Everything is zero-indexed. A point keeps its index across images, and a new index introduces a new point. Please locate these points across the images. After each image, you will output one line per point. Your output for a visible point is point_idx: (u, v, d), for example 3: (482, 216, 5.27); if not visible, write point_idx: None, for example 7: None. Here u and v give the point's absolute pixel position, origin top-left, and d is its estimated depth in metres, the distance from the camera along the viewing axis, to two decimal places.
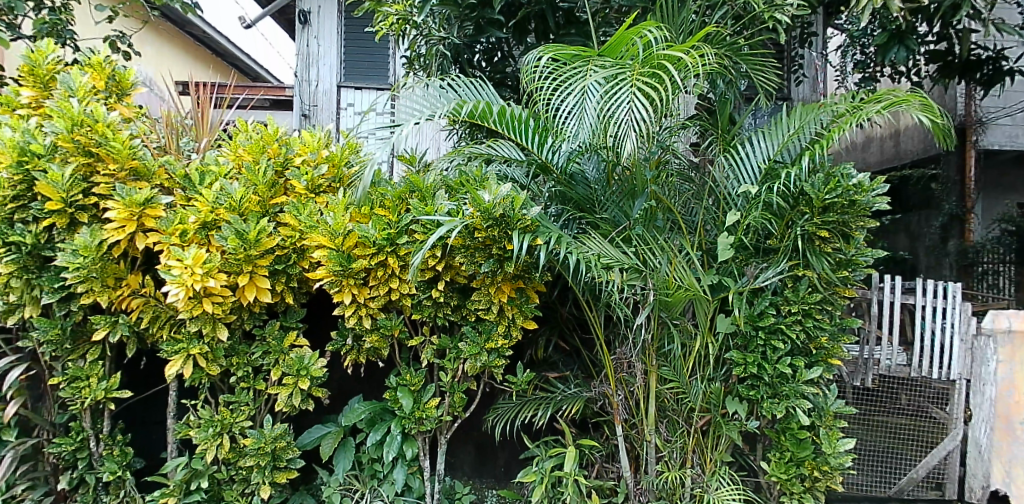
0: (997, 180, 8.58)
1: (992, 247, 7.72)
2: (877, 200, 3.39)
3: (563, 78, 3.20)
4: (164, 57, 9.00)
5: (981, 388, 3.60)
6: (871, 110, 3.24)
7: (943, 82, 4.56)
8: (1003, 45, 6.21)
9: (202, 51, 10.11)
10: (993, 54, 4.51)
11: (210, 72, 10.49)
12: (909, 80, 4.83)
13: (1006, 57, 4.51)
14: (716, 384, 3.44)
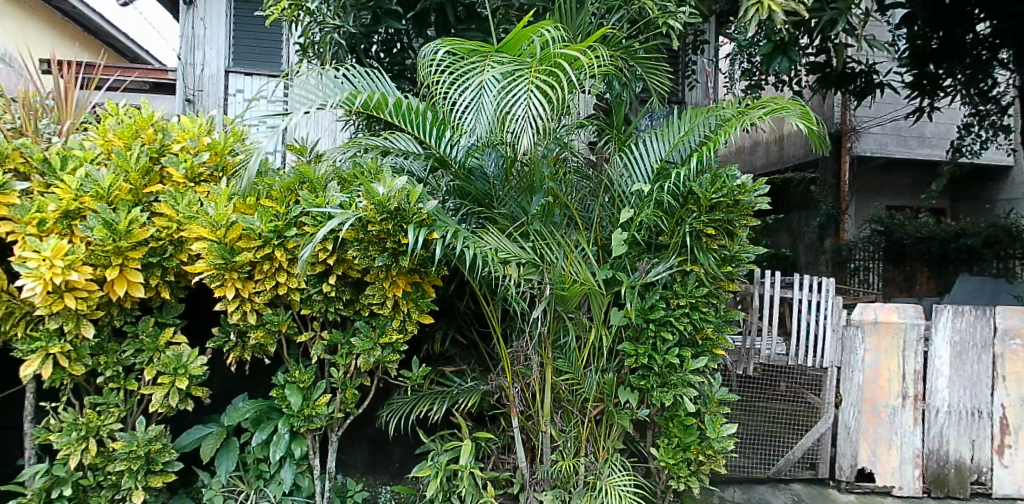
0: (868, 183, 9.37)
1: (864, 245, 8.41)
2: (758, 201, 3.58)
3: (459, 72, 3.20)
4: (25, 32, 8.45)
5: (850, 375, 3.91)
6: (755, 116, 3.43)
7: (822, 92, 4.83)
8: (876, 59, 6.76)
9: (72, 27, 9.46)
10: (866, 67, 4.84)
11: (77, 49, 9.74)
12: (792, 89, 5.10)
13: (877, 70, 4.84)
14: (608, 375, 3.57)
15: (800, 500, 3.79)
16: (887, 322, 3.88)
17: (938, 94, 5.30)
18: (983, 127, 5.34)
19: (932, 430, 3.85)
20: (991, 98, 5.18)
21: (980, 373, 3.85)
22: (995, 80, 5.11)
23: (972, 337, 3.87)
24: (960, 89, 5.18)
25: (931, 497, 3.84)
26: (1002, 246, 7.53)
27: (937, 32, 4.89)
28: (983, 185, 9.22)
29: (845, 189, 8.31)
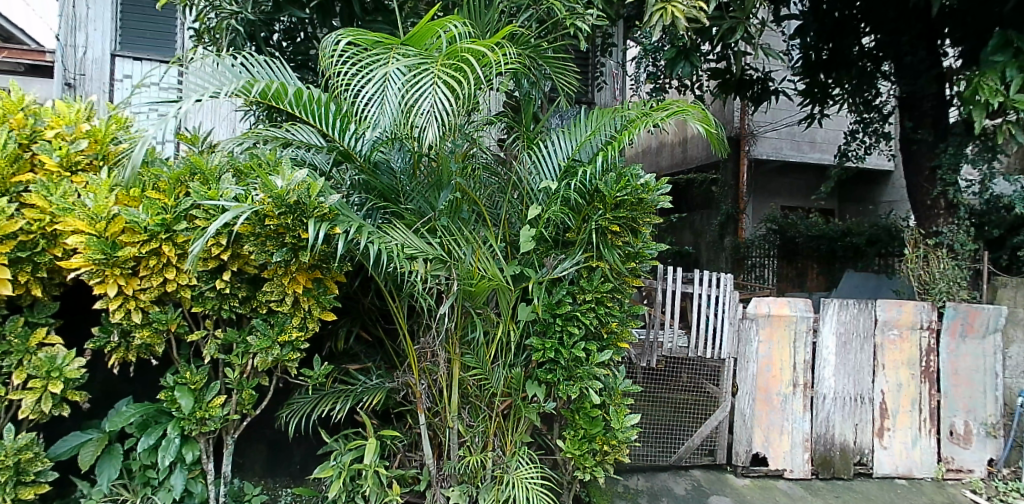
0: (765, 184, 9.90)
1: (760, 243, 8.80)
2: (661, 199, 3.67)
3: (363, 64, 3.15)
4: None
5: (746, 365, 4.11)
6: (658, 117, 3.56)
7: (723, 97, 5.07)
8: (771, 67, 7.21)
9: None
10: (763, 74, 5.09)
11: None
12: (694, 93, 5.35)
13: (772, 78, 5.12)
14: (516, 369, 3.63)
15: (699, 486, 3.97)
16: (779, 315, 4.11)
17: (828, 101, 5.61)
18: (868, 134, 5.63)
19: (820, 415, 4.12)
20: (875, 107, 5.50)
21: (862, 361, 4.16)
22: (877, 91, 5.43)
23: (856, 329, 4.17)
24: (847, 97, 5.43)
25: (819, 478, 4.11)
26: (881, 245, 7.19)
27: (826, 44, 5.27)
28: (871, 188, 9.80)
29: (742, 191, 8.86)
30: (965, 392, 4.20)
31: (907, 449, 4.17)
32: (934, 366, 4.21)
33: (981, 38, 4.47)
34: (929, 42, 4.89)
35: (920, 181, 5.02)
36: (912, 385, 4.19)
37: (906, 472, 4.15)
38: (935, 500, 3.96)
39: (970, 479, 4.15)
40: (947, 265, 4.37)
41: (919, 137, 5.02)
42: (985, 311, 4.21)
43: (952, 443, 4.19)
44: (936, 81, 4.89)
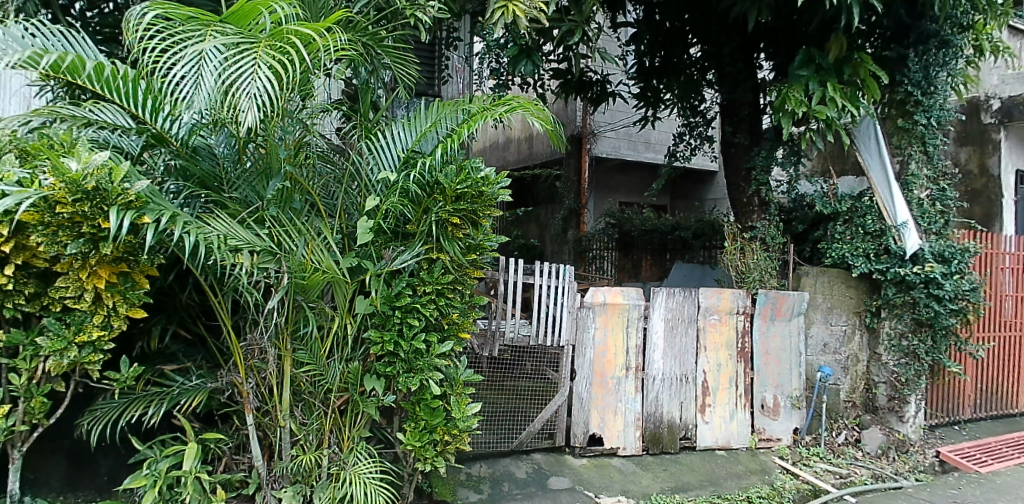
0: (605, 181, 10.29)
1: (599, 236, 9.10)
2: (501, 192, 3.72)
3: (176, 39, 2.95)
4: None
5: (583, 351, 4.32)
6: (498, 112, 3.70)
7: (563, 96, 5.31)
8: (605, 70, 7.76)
9: None
10: (601, 77, 5.34)
11: None
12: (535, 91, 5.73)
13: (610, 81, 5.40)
14: (353, 363, 3.60)
15: (538, 468, 4.12)
16: (613, 303, 4.36)
17: (659, 105, 6.09)
18: (693, 136, 6.21)
19: (650, 395, 4.43)
20: (699, 113, 6.06)
21: (687, 345, 4.51)
22: (702, 99, 5.98)
23: (681, 314, 4.51)
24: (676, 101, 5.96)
25: (649, 453, 4.41)
26: (706, 238, 7.69)
27: (659, 52, 5.73)
28: (697, 187, 10.69)
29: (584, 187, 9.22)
30: (774, 369, 4.68)
31: (726, 422, 4.57)
32: (748, 347, 4.65)
33: (788, 55, 5.06)
34: (747, 56, 5.32)
35: (738, 181, 5.43)
36: (730, 365, 4.59)
37: (725, 444, 4.55)
38: (749, 468, 4.39)
39: (778, 446, 4.64)
40: (760, 256, 4.85)
41: (737, 141, 5.45)
42: (791, 296, 4.69)
43: (763, 415, 4.67)
44: (751, 91, 5.35)
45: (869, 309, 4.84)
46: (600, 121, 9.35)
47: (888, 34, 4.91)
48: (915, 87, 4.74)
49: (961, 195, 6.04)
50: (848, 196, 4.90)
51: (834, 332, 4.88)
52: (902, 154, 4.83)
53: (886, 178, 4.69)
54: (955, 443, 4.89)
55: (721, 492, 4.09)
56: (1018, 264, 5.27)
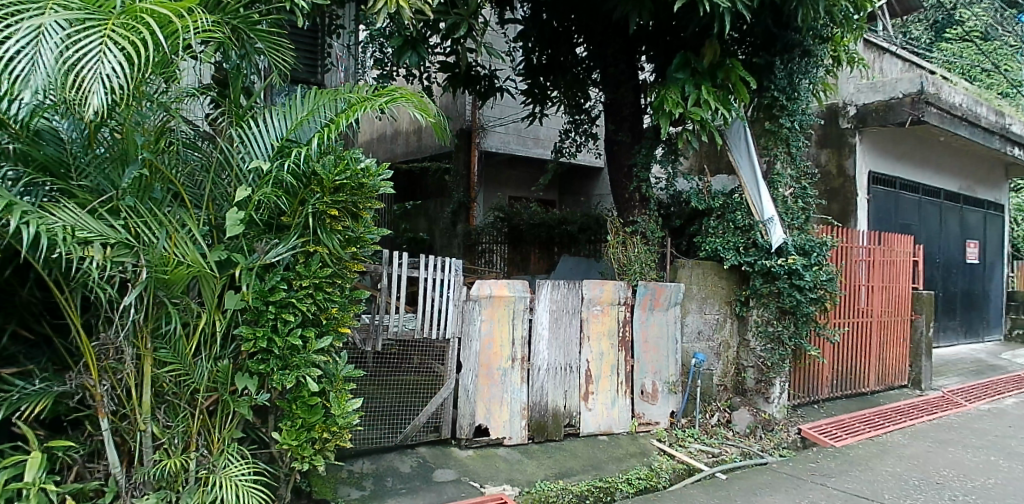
0: (495, 175, 10.25)
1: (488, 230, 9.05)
2: (383, 185, 3.68)
3: (11, 13, 2.71)
4: None
5: (469, 343, 4.35)
6: (378, 102, 3.70)
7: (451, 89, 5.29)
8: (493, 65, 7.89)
9: None
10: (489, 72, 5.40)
11: None
12: (422, 83, 5.74)
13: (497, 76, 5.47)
14: (223, 362, 3.44)
15: (423, 462, 4.12)
16: (499, 296, 4.43)
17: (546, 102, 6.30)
18: (578, 134, 6.40)
19: (535, 385, 4.54)
20: (584, 111, 6.25)
21: (571, 335, 4.65)
22: (587, 97, 6.15)
23: (566, 305, 4.64)
24: (561, 99, 6.16)
25: (534, 442, 4.52)
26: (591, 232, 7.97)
27: (546, 50, 5.89)
28: (585, 182, 10.79)
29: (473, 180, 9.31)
30: (652, 356, 4.92)
31: (607, 409, 4.75)
32: (629, 335, 4.86)
33: (668, 57, 5.25)
34: (630, 57, 5.53)
35: (620, 177, 5.61)
36: (612, 353, 4.78)
37: (607, 429, 4.74)
38: (629, 451, 4.60)
39: (656, 429, 4.90)
40: (639, 249, 5.07)
41: (619, 139, 5.60)
42: (668, 288, 4.95)
43: (643, 401, 4.90)
44: (632, 91, 5.57)
45: (739, 298, 5.20)
46: (489, 117, 9.46)
47: (757, 42, 5.18)
48: (780, 92, 5.11)
49: (821, 193, 6.56)
50: (720, 193, 5.19)
51: (707, 321, 5.17)
52: (769, 155, 5.16)
53: (754, 176, 5.04)
54: (814, 420, 5.33)
55: (602, 475, 4.26)
56: (870, 256, 5.82)
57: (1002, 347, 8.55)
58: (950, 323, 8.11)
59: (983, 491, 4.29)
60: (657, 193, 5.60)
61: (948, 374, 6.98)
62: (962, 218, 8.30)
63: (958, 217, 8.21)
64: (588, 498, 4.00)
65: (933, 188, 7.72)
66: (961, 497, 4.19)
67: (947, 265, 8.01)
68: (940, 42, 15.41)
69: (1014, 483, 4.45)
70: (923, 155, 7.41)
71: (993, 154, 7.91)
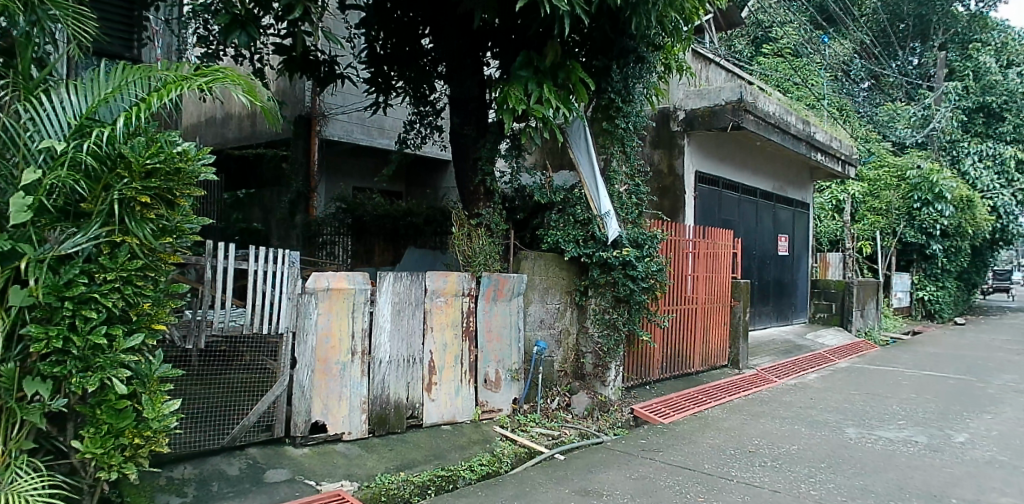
0: (336, 165, 9.90)
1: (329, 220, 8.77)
2: (204, 170, 3.34)
3: None
4: None
5: (304, 338, 4.21)
6: (198, 82, 3.45)
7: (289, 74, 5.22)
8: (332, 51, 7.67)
9: None
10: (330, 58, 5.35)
11: None
12: (254, 65, 5.51)
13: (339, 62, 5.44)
14: (5, 366, 2.95)
15: (253, 463, 3.93)
16: (336, 289, 4.33)
17: (391, 92, 6.34)
18: (423, 125, 6.66)
19: (376, 378, 4.48)
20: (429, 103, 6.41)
21: (414, 326, 4.65)
22: (432, 90, 6.28)
23: (408, 297, 4.63)
24: (407, 90, 6.24)
25: (375, 435, 4.47)
26: (437, 224, 8.02)
27: (391, 40, 5.90)
28: (431, 174, 10.83)
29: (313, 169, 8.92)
30: (495, 345, 5.06)
31: (450, 398, 4.81)
32: (472, 326, 4.95)
33: (511, 54, 5.39)
34: (474, 52, 5.62)
35: (465, 169, 5.67)
36: (455, 344, 4.84)
37: (451, 418, 4.79)
38: (471, 439, 4.70)
39: (499, 416, 5.04)
40: (483, 242, 5.15)
41: (465, 132, 5.70)
42: (511, 279, 5.09)
43: (487, 389, 5.02)
44: (478, 86, 5.64)
45: (578, 288, 5.49)
46: (331, 103, 9.18)
47: (589, 44, 5.32)
48: (616, 94, 5.40)
49: (653, 189, 7.01)
50: (562, 188, 5.40)
51: (549, 310, 5.40)
52: (606, 153, 5.46)
53: (592, 172, 5.31)
54: (646, 400, 5.75)
55: (444, 464, 4.32)
56: (696, 249, 6.37)
57: (806, 328, 9.75)
58: (765, 308, 9.09)
59: (787, 456, 4.88)
60: (501, 186, 5.77)
61: (762, 353, 7.82)
62: (775, 215, 9.33)
63: (771, 214, 9.22)
64: (429, 487, 4.04)
65: (751, 188, 8.59)
66: (769, 463, 4.74)
67: (762, 256, 8.96)
68: (759, 56, 17.09)
69: (811, 448, 5.10)
70: (742, 158, 8.23)
71: (800, 158, 8.96)
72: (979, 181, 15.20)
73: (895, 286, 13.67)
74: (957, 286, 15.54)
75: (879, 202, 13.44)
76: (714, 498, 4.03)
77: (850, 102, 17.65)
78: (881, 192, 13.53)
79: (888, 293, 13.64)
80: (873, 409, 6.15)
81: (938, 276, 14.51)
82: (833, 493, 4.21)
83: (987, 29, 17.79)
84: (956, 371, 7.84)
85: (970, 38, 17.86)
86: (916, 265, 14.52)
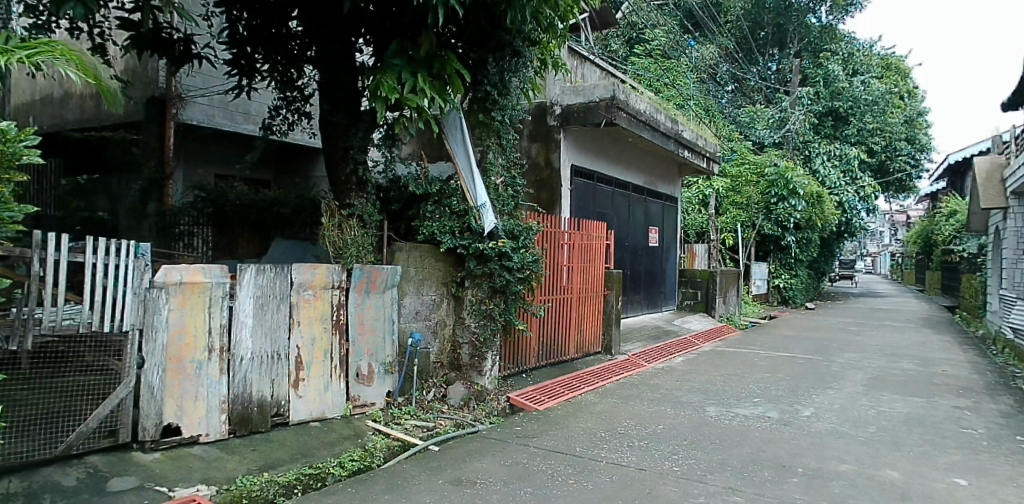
0: (198, 151, 9.33)
1: (187, 210, 8.36)
2: (27, 154, 2.97)
3: None
4: None
5: (153, 335, 3.93)
6: (19, 56, 3.11)
7: (139, 51, 5.20)
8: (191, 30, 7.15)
9: None
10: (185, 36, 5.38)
11: None
12: (100, 41, 5.17)
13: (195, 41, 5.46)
14: None
15: (94, 472, 3.60)
16: (191, 282, 4.08)
17: (255, 74, 6.15)
18: (290, 111, 6.48)
19: (236, 376, 4.26)
20: (297, 87, 6.25)
21: (279, 320, 4.47)
22: (300, 75, 6.20)
23: (272, 291, 4.45)
24: (273, 73, 6.06)
25: (237, 436, 4.24)
26: (306, 215, 8.34)
27: (255, 20, 5.67)
28: (303, 163, 10.50)
29: (168, 155, 8.46)
30: (368, 338, 4.98)
31: (319, 394, 4.67)
32: (343, 319, 4.83)
33: (385, 42, 5.34)
34: (347, 37, 5.48)
35: (336, 158, 5.53)
36: (324, 338, 4.71)
37: (320, 415, 4.66)
38: (342, 435, 4.59)
39: (372, 410, 4.96)
40: (355, 232, 5.09)
41: (335, 120, 5.55)
42: (383, 271, 5.04)
43: (359, 383, 4.93)
44: (349, 73, 5.57)
45: (455, 279, 5.51)
46: (188, 85, 8.55)
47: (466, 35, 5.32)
48: (492, 87, 5.45)
49: (531, 183, 7.17)
50: (437, 179, 5.42)
51: (425, 301, 5.39)
52: (482, 145, 5.51)
53: (468, 164, 5.33)
54: (522, 388, 5.89)
55: (312, 462, 4.19)
56: (572, 241, 6.60)
57: (674, 315, 10.39)
58: (636, 296, 9.55)
59: (653, 436, 5.16)
60: (376, 175, 5.67)
61: (633, 339, 8.23)
62: (646, 209, 9.82)
63: (642, 207, 9.69)
64: (296, 486, 3.87)
65: (623, 182, 8.97)
66: (636, 442, 4.99)
67: (633, 248, 9.39)
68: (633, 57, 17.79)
69: (675, 427, 5.43)
70: (614, 153, 8.56)
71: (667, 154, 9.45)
72: (828, 179, 16.90)
73: (754, 274, 14.86)
74: (808, 274, 17.22)
75: (741, 196, 14.75)
76: (584, 480, 4.18)
77: (716, 103, 18.81)
78: (743, 187, 14.84)
79: (748, 281, 14.80)
80: (732, 388, 6.65)
81: (791, 265, 15.96)
82: (694, 467, 4.51)
83: (835, 40, 19.45)
84: (804, 351, 8.67)
85: (822, 48, 19.36)
86: (773, 255, 15.89)
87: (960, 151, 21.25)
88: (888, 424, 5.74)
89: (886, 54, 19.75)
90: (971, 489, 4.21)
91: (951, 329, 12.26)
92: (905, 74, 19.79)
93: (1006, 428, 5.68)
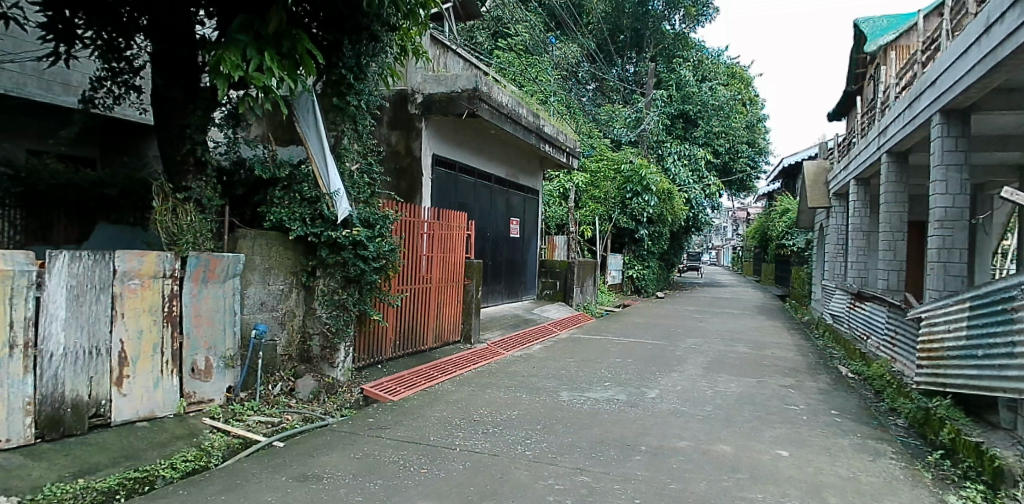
0: (5, 124, 8.22)
1: None
2: None
3: None
4: None
5: None
6: None
7: None
8: None
9: None
10: None
11: None
12: None
13: None
14: None
15: None
16: None
17: (76, 41, 5.56)
18: (117, 83, 5.93)
19: (45, 374, 3.80)
20: (123, 56, 5.73)
21: (98, 313, 4.07)
22: (130, 44, 5.69)
23: (91, 280, 4.04)
24: (95, 39, 5.55)
25: (45, 440, 3.78)
26: (136, 196, 8.11)
27: None
28: (133, 139, 9.80)
29: None
30: (206, 330, 4.70)
31: (147, 392, 4.32)
32: (175, 311, 4.51)
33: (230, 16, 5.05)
34: (186, 8, 5.15)
35: (172, 136, 5.18)
36: (153, 331, 4.37)
37: (148, 414, 4.31)
38: (174, 434, 4.28)
39: (209, 407, 4.69)
40: (191, 217, 4.77)
41: (171, 95, 5.19)
42: (224, 259, 4.77)
43: (194, 379, 4.63)
44: (188, 47, 5.21)
45: (305, 268, 5.37)
46: None
47: (321, 15, 5.10)
48: (347, 71, 5.35)
49: (390, 170, 7.11)
50: (286, 163, 5.23)
51: (271, 291, 5.17)
52: (336, 130, 5.40)
53: (321, 149, 5.18)
54: (376, 379, 5.84)
55: (138, 465, 3.84)
56: (432, 231, 6.66)
57: (533, 304, 10.74)
58: (497, 286, 9.71)
59: (507, 422, 5.30)
60: (217, 157, 5.33)
61: (493, 328, 8.43)
62: (508, 200, 10.04)
63: (504, 198, 9.91)
64: (118, 492, 3.54)
65: (485, 173, 9.12)
66: (490, 429, 5.11)
67: (496, 238, 9.60)
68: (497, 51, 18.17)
69: (530, 412, 5.62)
70: (476, 145, 8.68)
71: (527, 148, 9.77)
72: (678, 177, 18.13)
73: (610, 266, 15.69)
74: (659, 266, 18.56)
75: (599, 191, 15.43)
76: (436, 468, 4.21)
77: (578, 101, 19.66)
78: (600, 183, 15.60)
79: (605, 271, 15.58)
80: (584, 373, 7.00)
81: (645, 257, 17.13)
82: (545, 451, 4.68)
83: (688, 48, 21.06)
84: (652, 337, 9.32)
85: (675, 54, 20.87)
86: (628, 248, 16.92)
87: (794, 155, 23.85)
88: (722, 403, 6.30)
89: (732, 63, 21.68)
90: (789, 459, 4.74)
91: (781, 315, 13.73)
92: (747, 83, 21.84)
93: (821, 403, 6.45)
